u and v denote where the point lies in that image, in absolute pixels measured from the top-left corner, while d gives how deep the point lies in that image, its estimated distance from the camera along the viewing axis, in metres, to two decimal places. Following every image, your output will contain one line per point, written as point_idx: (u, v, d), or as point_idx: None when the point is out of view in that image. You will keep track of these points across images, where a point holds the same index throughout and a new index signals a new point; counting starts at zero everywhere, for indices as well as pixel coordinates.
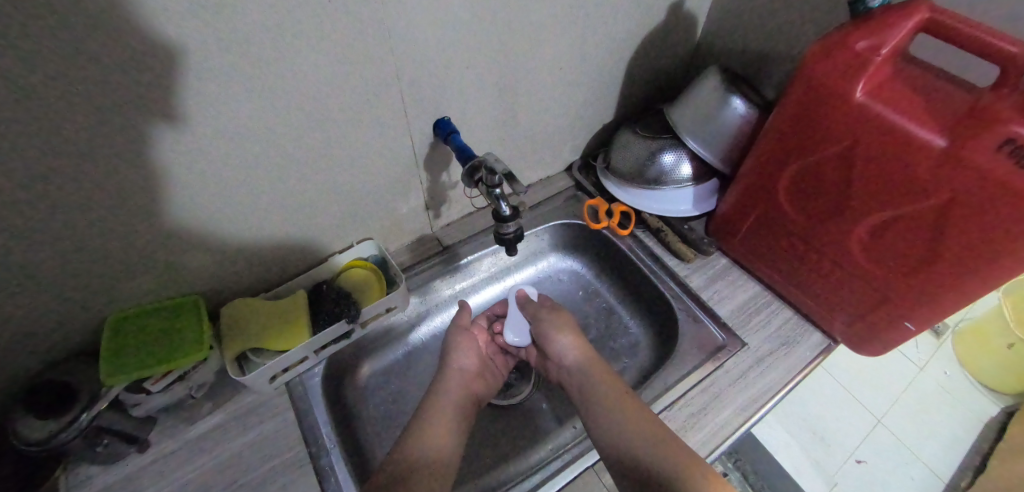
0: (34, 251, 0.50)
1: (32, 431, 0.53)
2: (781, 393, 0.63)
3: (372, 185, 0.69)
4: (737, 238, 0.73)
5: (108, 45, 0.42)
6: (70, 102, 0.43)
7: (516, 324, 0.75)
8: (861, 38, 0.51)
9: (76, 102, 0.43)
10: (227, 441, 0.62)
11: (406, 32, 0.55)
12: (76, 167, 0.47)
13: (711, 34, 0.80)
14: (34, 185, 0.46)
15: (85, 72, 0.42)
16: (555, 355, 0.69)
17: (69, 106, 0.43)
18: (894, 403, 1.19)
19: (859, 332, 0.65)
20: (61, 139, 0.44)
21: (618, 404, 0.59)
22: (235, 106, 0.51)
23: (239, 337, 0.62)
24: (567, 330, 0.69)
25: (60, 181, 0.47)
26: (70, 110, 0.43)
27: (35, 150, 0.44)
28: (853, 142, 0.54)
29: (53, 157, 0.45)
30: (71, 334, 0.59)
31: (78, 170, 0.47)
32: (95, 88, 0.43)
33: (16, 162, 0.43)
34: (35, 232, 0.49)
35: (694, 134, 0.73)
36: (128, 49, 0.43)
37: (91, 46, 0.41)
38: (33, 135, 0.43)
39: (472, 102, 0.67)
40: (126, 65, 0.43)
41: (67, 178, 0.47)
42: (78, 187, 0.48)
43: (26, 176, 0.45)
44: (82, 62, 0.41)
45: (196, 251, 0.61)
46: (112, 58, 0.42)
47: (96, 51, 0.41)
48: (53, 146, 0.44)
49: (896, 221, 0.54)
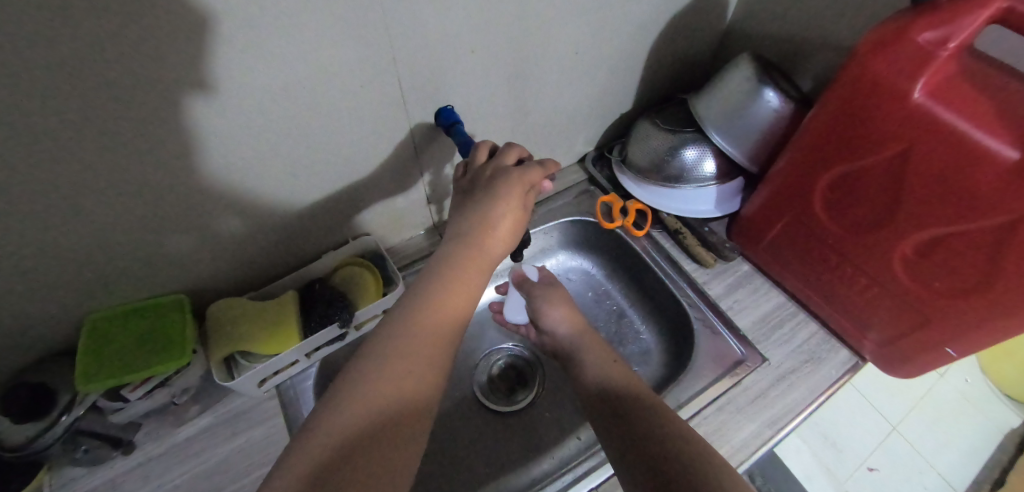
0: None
1: (10, 435, 0.50)
2: (804, 415, 0.59)
3: (370, 179, 0.64)
4: (763, 244, 0.68)
5: (64, 27, 0.36)
6: (22, 92, 0.37)
7: (515, 303, 0.72)
8: (926, 29, 0.44)
9: (30, 91, 0.38)
10: (215, 447, 0.59)
11: (408, 14, 0.49)
12: (37, 162, 0.42)
13: (743, 17, 0.73)
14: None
15: (37, 58, 0.36)
16: (548, 328, 0.65)
17: (21, 97, 0.38)
18: (911, 410, 1.14)
19: (892, 352, 0.60)
20: (16, 132, 0.39)
21: (613, 383, 0.54)
22: (214, 97, 0.45)
23: (224, 339, 0.58)
24: (559, 303, 0.66)
25: (18, 177, 0.42)
26: (23, 100, 0.38)
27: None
28: (907, 148, 0.48)
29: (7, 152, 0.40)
30: (50, 334, 0.55)
31: (38, 165, 0.42)
32: (51, 77, 0.38)
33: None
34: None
35: (721, 129, 0.66)
36: (87, 32, 0.37)
37: (44, 29, 0.35)
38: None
39: (478, 91, 0.62)
40: (87, 52, 0.38)
41: (25, 173, 0.42)
42: (39, 183, 0.43)
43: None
44: (34, 47, 0.36)
45: (179, 248, 0.56)
46: (68, 43, 0.37)
47: (50, 35, 0.36)
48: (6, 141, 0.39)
49: (947, 239, 0.48)
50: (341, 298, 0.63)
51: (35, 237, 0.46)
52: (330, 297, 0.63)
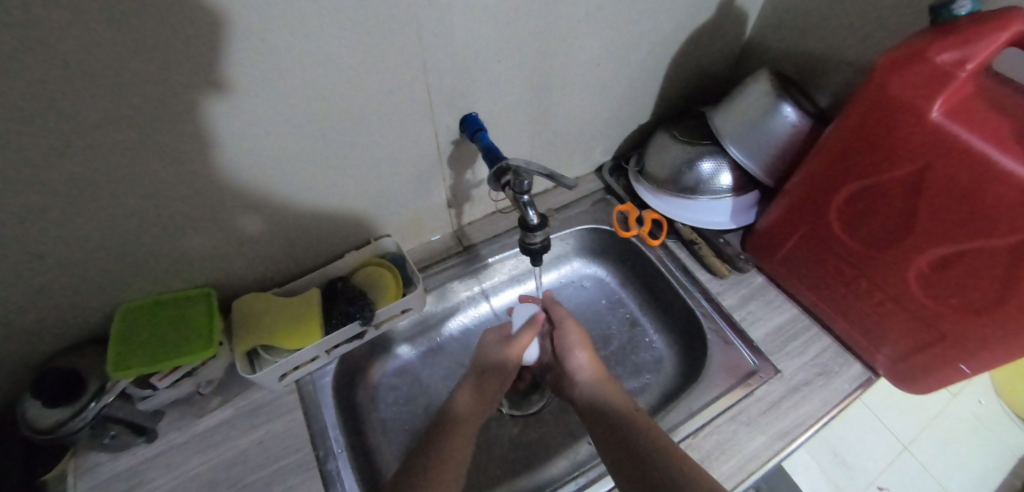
0: (27, 239, 0.47)
1: (41, 419, 0.52)
2: (816, 427, 0.59)
3: (395, 181, 0.65)
4: (778, 257, 0.69)
5: (108, 21, 0.38)
6: (63, 82, 0.39)
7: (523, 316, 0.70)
8: (945, 50, 0.44)
9: (72, 82, 0.39)
10: (234, 438, 0.60)
11: (439, 22, 0.51)
12: (74, 150, 0.43)
13: (761, 34, 0.75)
14: (22, 169, 0.42)
15: (81, 49, 0.38)
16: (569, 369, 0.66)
17: (59, 86, 0.39)
18: (922, 430, 1.13)
19: (906, 368, 0.61)
20: (56, 121, 0.41)
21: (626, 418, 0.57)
22: (252, 95, 0.47)
23: (248, 333, 0.60)
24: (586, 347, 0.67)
25: (55, 163, 0.43)
26: (64, 89, 0.40)
27: (23, 130, 0.40)
28: (925, 166, 0.48)
29: (46, 140, 0.42)
30: (78, 321, 0.57)
31: (75, 153, 0.44)
32: (93, 68, 0.39)
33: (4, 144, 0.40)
34: (28, 218, 0.45)
35: (738, 143, 0.68)
36: (132, 26, 0.39)
37: (88, 20, 0.37)
38: (24, 115, 0.39)
39: (502, 99, 0.64)
40: (128, 45, 0.39)
41: (63, 161, 0.43)
42: (74, 172, 0.45)
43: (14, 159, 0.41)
44: (79, 38, 0.37)
45: (206, 241, 0.58)
46: (112, 36, 0.38)
47: (93, 26, 0.37)
48: (45, 128, 0.41)
49: (962, 258, 0.49)
50: (362, 295, 0.65)
51: (80, 224, 0.49)
52: (351, 295, 0.65)
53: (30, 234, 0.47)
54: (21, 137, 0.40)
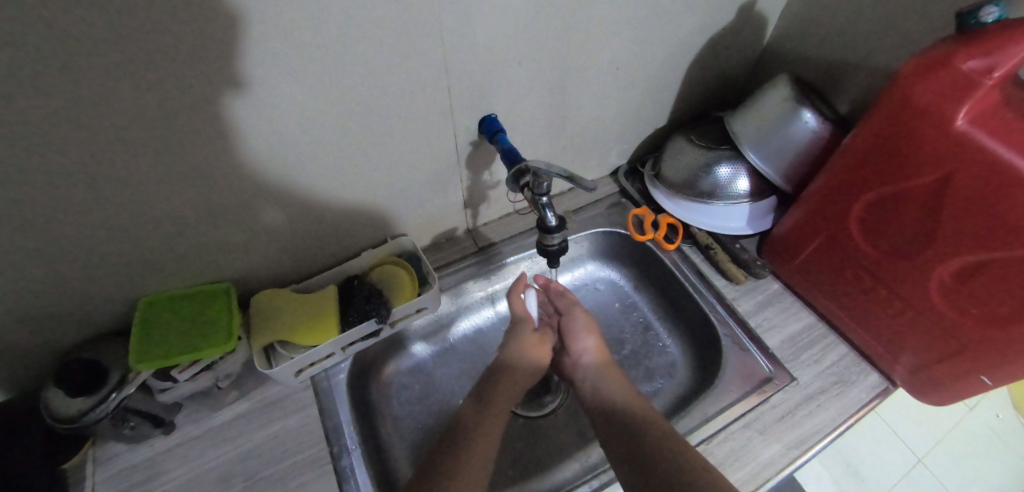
0: (55, 230, 0.48)
1: (64, 408, 0.53)
2: (832, 436, 0.58)
3: (412, 180, 0.66)
4: (795, 263, 0.68)
5: (142, 18, 0.39)
6: (97, 77, 0.40)
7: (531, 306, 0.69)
8: (971, 57, 0.44)
9: (105, 77, 0.40)
10: (250, 432, 0.61)
11: (462, 24, 0.52)
12: (103, 144, 0.44)
13: (781, 40, 0.74)
14: (53, 161, 0.43)
15: (114, 45, 0.39)
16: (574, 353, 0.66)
17: (92, 82, 0.40)
18: (938, 443, 1.11)
19: (925, 379, 0.60)
20: (89, 115, 0.42)
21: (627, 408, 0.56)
22: (277, 93, 0.48)
23: (266, 329, 0.61)
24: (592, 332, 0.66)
25: (85, 157, 0.44)
26: (96, 85, 0.41)
27: (55, 123, 0.41)
28: (949, 174, 0.48)
29: (77, 133, 0.43)
30: (101, 313, 0.58)
31: (104, 147, 0.45)
32: (126, 64, 0.40)
33: (37, 136, 0.41)
34: (57, 209, 0.46)
35: (756, 148, 0.67)
36: (166, 23, 0.40)
37: (123, 18, 0.38)
38: (57, 108, 0.40)
39: (521, 100, 0.64)
40: (160, 43, 0.40)
41: (93, 154, 0.45)
42: (102, 165, 0.46)
43: (46, 151, 0.42)
44: (113, 34, 0.38)
45: (227, 237, 0.59)
46: (147, 32, 0.39)
47: (128, 24, 0.38)
48: (77, 122, 0.42)
49: (986, 267, 0.48)
50: (378, 294, 0.65)
51: (108, 216, 0.50)
52: (367, 293, 0.65)
53: (59, 225, 0.48)
54: (53, 130, 0.41)
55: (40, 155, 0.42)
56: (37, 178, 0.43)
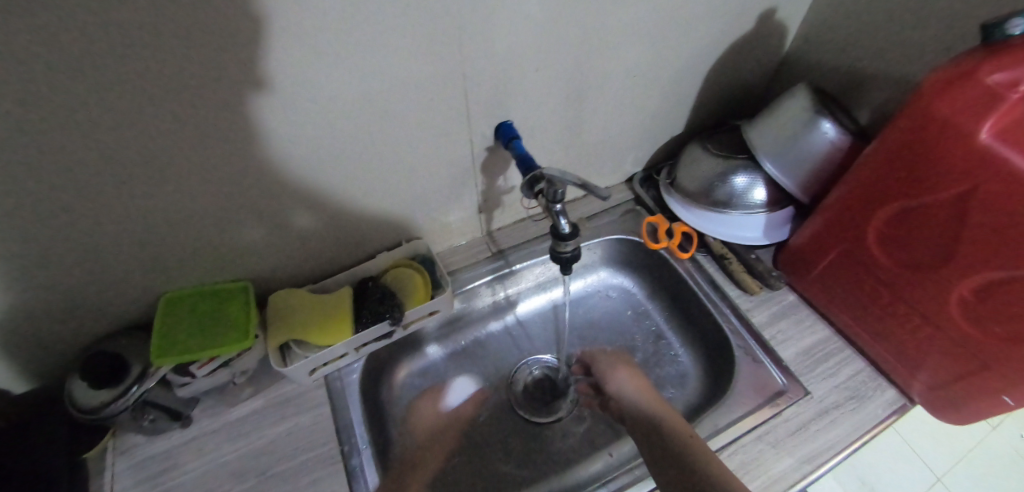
0: (83, 225, 0.49)
1: (86, 399, 0.55)
2: (847, 452, 0.57)
3: (428, 184, 0.67)
4: (810, 274, 0.68)
5: (168, 23, 0.40)
6: (126, 78, 0.42)
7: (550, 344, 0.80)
8: (997, 70, 0.43)
9: (133, 78, 0.42)
10: (264, 428, 0.62)
11: (480, 30, 0.52)
12: (130, 144, 0.46)
13: (801, 49, 0.74)
14: (83, 159, 0.45)
15: (145, 48, 0.40)
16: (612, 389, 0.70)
17: (121, 82, 0.42)
18: (958, 461, 1.08)
19: (944, 396, 0.58)
20: (117, 115, 0.43)
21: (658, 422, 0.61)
22: (297, 96, 0.49)
23: (282, 328, 0.62)
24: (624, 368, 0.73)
25: (112, 155, 0.46)
26: (126, 85, 0.42)
27: (85, 123, 0.43)
28: (971, 188, 0.47)
29: (105, 133, 0.44)
30: (124, 307, 0.60)
31: (131, 146, 0.46)
32: (155, 66, 0.42)
33: (68, 134, 0.43)
34: (85, 205, 0.48)
35: (774, 158, 0.67)
36: (192, 28, 0.41)
37: (154, 21, 0.39)
38: (87, 108, 0.42)
39: (537, 107, 0.64)
40: (187, 46, 0.42)
41: (120, 152, 0.46)
42: (129, 163, 0.47)
43: (76, 149, 0.44)
44: (143, 37, 0.40)
45: (246, 236, 0.60)
46: (174, 36, 0.41)
47: (157, 27, 0.40)
48: (106, 121, 0.43)
49: (1009, 284, 0.47)
50: (392, 296, 0.66)
51: (133, 214, 0.51)
52: (381, 295, 0.66)
53: (86, 221, 0.49)
54: (82, 130, 0.43)
55: (70, 152, 0.44)
56: (65, 175, 0.45)
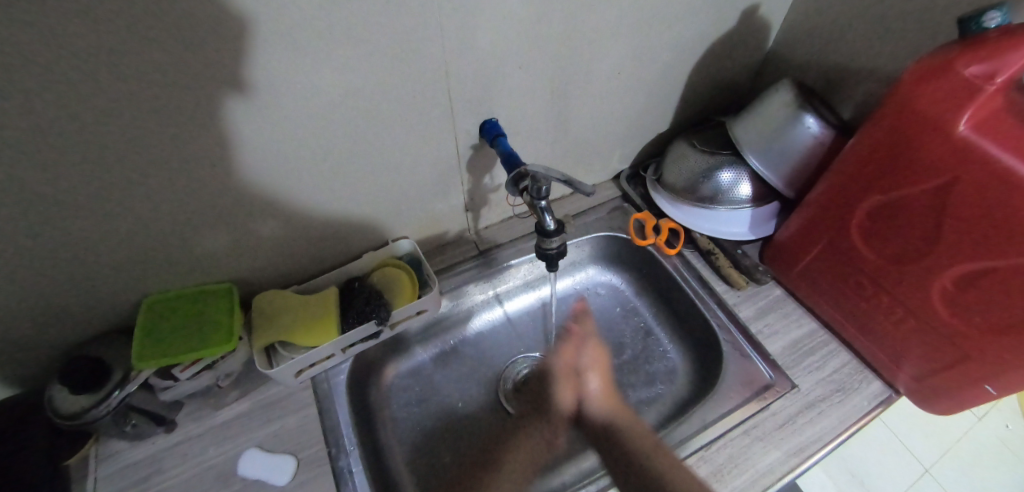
0: (60, 228, 0.49)
1: (69, 404, 0.54)
2: (833, 444, 0.58)
3: (414, 183, 0.66)
4: (796, 269, 0.68)
5: (142, 21, 0.39)
6: (100, 77, 0.41)
7: (535, 338, 0.81)
8: (972, 62, 0.44)
9: (107, 77, 0.41)
10: (249, 431, 0.61)
11: (462, 27, 0.52)
12: (106, 144, 0.45)
13: (784, 45, 0.74)
14: (58, 161, 0.44)
15: (119, 46, 0.40)
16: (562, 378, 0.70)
17: (96, 81, 0.41)
18: (945, 453, 1.09)
19: (927, 387, 0.59)
20: (91, 116, 0.43)
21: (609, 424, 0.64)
22: (277, 96, 0.49)
23: (267, 330, 0.62)
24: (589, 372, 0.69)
25: (88, 156, 0.45)
26: (100, 84, 0.41)
27: (58, 124, 0.42)
28: (950, 180, 0.48)
29: (80, 133, 0.43)
30: (105, 311, 0.59)
31: (108, 146, 0.45)
32: (129, 65, 0.41)
33: (40, 135, 0.42)
34: (62, 208, 0.47)
35: (759, 153, 0.67)
36: (166, 25, 0.40)
37: (127, 18, 0.38)
38: (61, 109, 0.41)
39: (522, 105, 0.64)
40: (161, 44, 0.41)
41: (97, 153, 0.45)
42: (106, 164, 0.46)
43: (51, 150, 0.43)
44: (117, 35, 0.39)
45: (229, 238, 0.59)
46: (148, 34, 0.40)
47: (131, 25, 0.39)
48: (81, 121, 0.42)
49: (989, 274, 0.48)
50: (378, 296, 0.66)
51: (111, 216, 0.50)
52: (367, 295, 0.66)
53: (64, 223, 0.48)
54: (56, 130, 0.42)
55: (44, 154, 0.43)
56: (39, 178, 0.44)
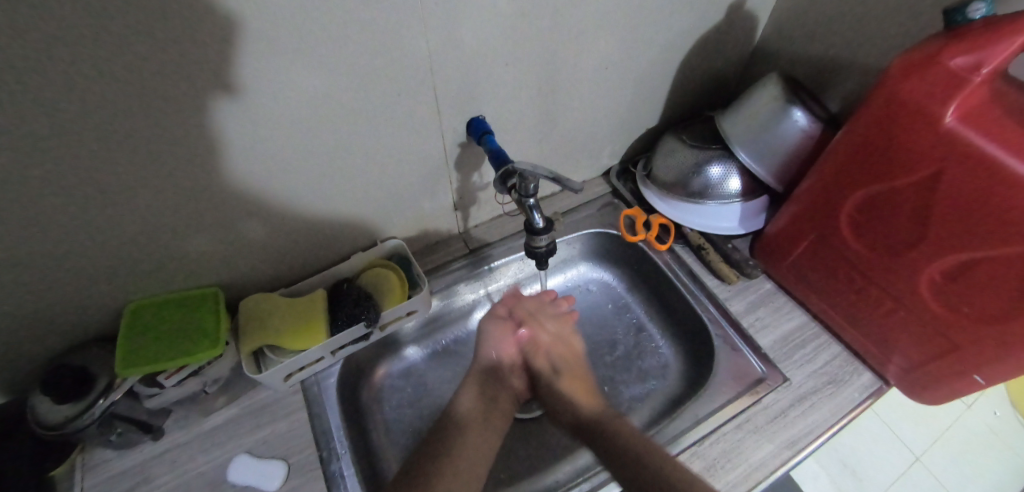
0: (38, 237, 0.47)
1: (51, 414, 0.53)
2: (825, 436, 0.58)
3: (401, 182, 0.66)
4: (786, 262, 0.68)
5: (117, 24, 0.38)
6: (73, 80, 0.39)
7: None
8: (958, 54, 0.44)
9: (83, 81, 0.40)
10: (239, 437, 0.60)
11: (447, 25, 0.51)
12: (83, 150, 0.44)
13: (771, 39, 0.74)
14: (34, 168, 0.43)
15: (93, 49, 0.38)
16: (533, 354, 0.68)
17: (69, 85, 0.39)
18: (936, 440, 1.10)
19: (917, 377, 0.60)
20: (66, 121, 0.41)
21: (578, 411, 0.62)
22: (259, 97, 0.48)
23: (254, 334, 0.61)
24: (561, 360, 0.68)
25: (64, 162, 0.44)
26: (75, 88, 0.40)
27: (32, 130, 0.40)
28: (938, 171, 0.48)
29: (55, 140, 0.42)
30: (88, 319, 0.58)
31: (85, 151, 0.44)
32: (105, 68, 0.40)
33: (14, 141, 0.40)
34: (38, 215, 0.46)
35: (747, 147, 0.67)
36: (142, 27, 0.39)
37: (100, 19, 0.37)
38: (34, 114, 0.40)
39: (509, 102, 0.64)
40: (138, 47, 0.40)
41: (74, 159, 0.44)
42: (83, 170, 0.45)
43: (25, 157, 0.42)
44: (90, 37, 0.38)
45: (212, 241, 0.58)
46: (124, 38, 0.39)
47: (105, 27, 0.38)
48: (54, 126, 0.41)
49: (977, 265, 0.48)
50: (367, 297, 0.65)
51: (90, 222, 0.49)
52: (356, 297, 0.65)
53: (40, 231, 0.47)
54: (30, 137, 0.41)
55: (18, 161, 0.41)
56: (14, 185, 0.43)
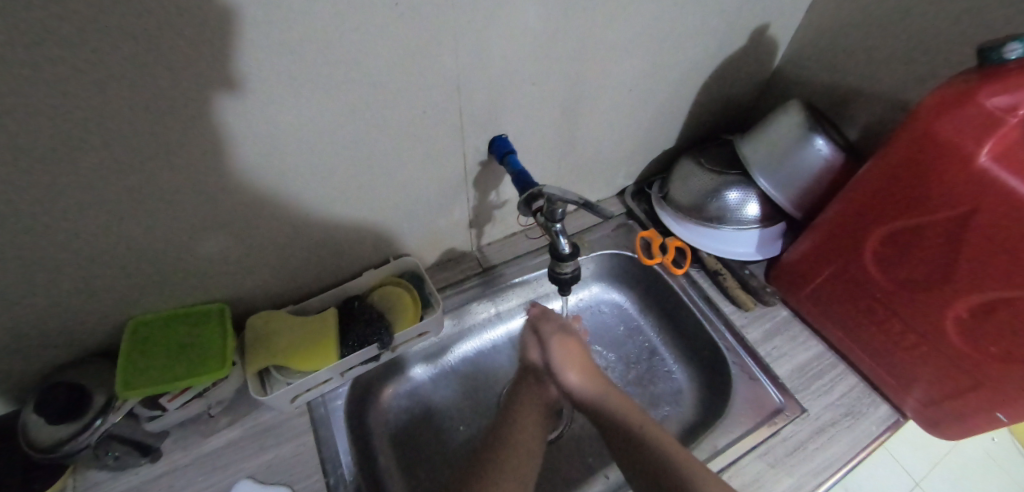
0: (43, 246, 0.45)
1: (44, 436, 0.50)
2: (844, 470, 0.57)
3: (419, 199, 0.64)
4: (805, 290, 0.68)
5: (145, 29, 0.36)
6: (94, 86, 0.38)
7: None
8: (995, 94, 0.43)
9: (104, 87, 0.38)
10: (242, 460, 0.58)
11: (478, 42, 0.50)
12: (96, 159, 0.42)
13: (791, 66, 0.74)
14: (45, 176, 0.41)
15: (117, 54, 0.37)
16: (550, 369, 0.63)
17: (90, 90, 0.38)
18: (934, 465, 1.10)
19: (936, 412, 0.59)
20: (82, 128, 0.39)
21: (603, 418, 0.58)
22: (284, 109, 0.46)
23: (262, 353, 0.59)
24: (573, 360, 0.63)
25: (76, 171, 0.42)
26: (96, 94, 0.38)
27: (45, 136, 0.38)
28: (970, 209, 0.47)
29: (69, 147, 0.40)
30: (87, 334, 0.55)
31: (97, 161, 0.42)
32: (127, 74, 0.38)
33: (27, 148, 0.38)
34: (47, 225, 0.44)
35: (767, 174, 0.66)
36: (169, 33, 0.37)
37: (125, 25, 0.36)
38: (47, 120, 0.38)
39: (532, 121, 0.63)
40: (162, 52, 0.38)
41: (86, 168, 0.42)
42: (96, 180, 0.43)
43: (34, 165, 0.40)
44: (113, 42, 0.36)
45: (224, 256, 0.56)
46: (150, 42, 0.37)
47: (132, 33, 0.36)
48: (68, 133, 0.39)
49: (1005, 305, 0.47)
50: (380, 317, 0.63)
51: (99, 233, 0.47)
52: (369, 317, 0.63)
53: (43, 243, 0.45)
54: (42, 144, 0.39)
55: (30, 168, 0.39)
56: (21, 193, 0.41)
